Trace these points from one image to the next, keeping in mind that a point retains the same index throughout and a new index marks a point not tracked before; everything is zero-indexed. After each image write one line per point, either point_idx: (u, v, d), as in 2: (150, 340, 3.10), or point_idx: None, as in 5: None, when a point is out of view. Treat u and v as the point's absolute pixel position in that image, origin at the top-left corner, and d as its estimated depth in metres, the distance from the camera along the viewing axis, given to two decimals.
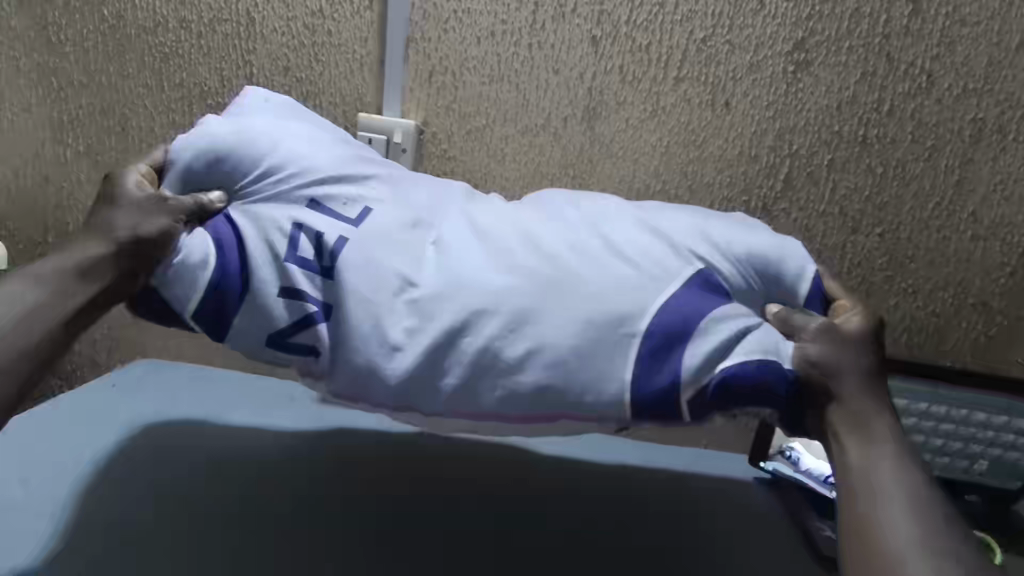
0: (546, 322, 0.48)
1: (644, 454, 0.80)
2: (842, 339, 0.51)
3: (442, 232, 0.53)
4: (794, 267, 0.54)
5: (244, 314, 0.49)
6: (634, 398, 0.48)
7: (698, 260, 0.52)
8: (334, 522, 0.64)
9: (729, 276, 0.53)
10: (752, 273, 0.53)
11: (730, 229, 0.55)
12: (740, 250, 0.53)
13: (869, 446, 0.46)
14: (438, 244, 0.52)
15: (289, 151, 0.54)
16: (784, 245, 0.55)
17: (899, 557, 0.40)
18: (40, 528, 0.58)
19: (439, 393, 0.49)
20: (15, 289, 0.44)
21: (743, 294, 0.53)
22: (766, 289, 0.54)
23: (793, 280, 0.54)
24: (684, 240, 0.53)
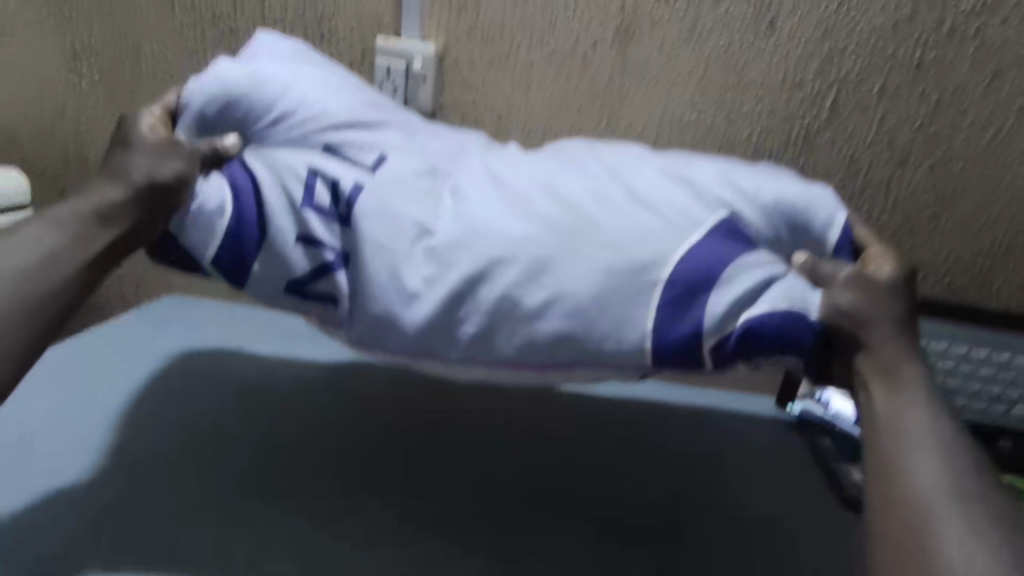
0: (566, 271, 0.47)
1: (658, 392, 0.82)
2: (873, 287, 0.49)
3: (459, 180, 0.51)
4: (824, 215, 0.52)
5: (262, 262, 0.48)
6: (655, 345, 0.46)
7: (725, 208, 0.50)
8: (353, 458, 0.64)
9: (757, 224, 0.50)
10: (782, 222, 0.51)
11: (759, 177, 0.52)
12: (770, 198, 0.51)
13: (898, 394, 0.45)
14: (455, 192, 0.51)
15: (300, 94, 0.52)
16: (815, 192, 0.52)
17: (926, 502, 0.39)
18: (78, 454, 0.60)
19: (456, 341, 0.48)
20: (33, 235, 0.44)
21: (771, 244, 0.51)
22: (794, 238, 0.52)
23: (822, 228, 0.52)
24: (709, 187, 0.51)
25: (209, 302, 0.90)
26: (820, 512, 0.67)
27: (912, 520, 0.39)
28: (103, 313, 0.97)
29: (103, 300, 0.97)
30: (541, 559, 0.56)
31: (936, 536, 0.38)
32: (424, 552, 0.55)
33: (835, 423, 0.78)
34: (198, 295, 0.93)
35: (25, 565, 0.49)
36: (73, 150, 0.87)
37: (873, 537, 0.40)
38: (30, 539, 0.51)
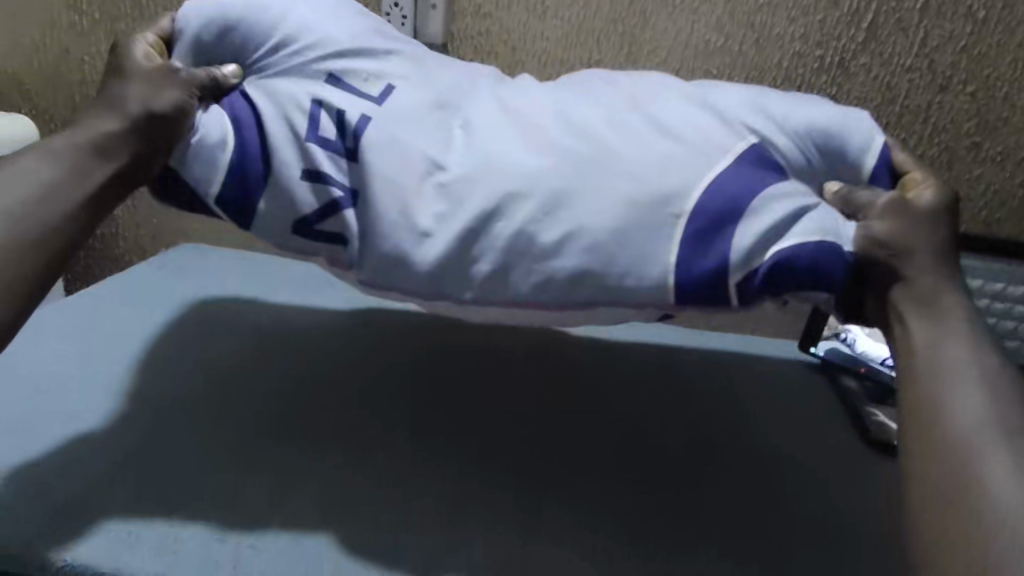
0: (583, 205, 0.44)
1: (676, 337, 0.81)
2: (914, 213, 0.46)
3: (470, 114, 0.49)
4: (860, 139, 0.48)
5: (268, 200, 0.47)
6: (678, 280, 0.44)
7: (753, 134, 0.47)
8: (371, 397, 0.64)
9: (787, 151, 0.47)
10: (814, 148, 0.48)
11: (790, 101, 0.49)
12: (801, 122, 0.47)
13: (937, 325, 0.43)
14: (466, 126, 0.48)
15: (300, 18, 0.49)
16: (851, 115, 0.49)
17: (968, 435, 0.38)
18: (99, 398, 0.61)
19: (470, 281, 0.46)
20: (30, 167, 0.43)
21: (802, 173, 0.48)
22: (829, 166, 0.48)
23: (859, 154, 0.48)
24: (736, 113, 0.47)
25: (224, 250, 0.90)
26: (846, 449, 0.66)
27: (955, 456, 0.37)
28: (121, 263, 0.97)
29: (118, 248, 0.96)
30: (560, 494, 0.55)
31: (979, 471, 0.36)
32: (442, 488, 0.55)
33: (861, 360, 0.78)
34: (213, 242, 0.93)
35: (51, 507, 0.50)
36: (78, 95, 0.85)
37: (911, 474, 0.39)
38: (53, 483, 0.52)
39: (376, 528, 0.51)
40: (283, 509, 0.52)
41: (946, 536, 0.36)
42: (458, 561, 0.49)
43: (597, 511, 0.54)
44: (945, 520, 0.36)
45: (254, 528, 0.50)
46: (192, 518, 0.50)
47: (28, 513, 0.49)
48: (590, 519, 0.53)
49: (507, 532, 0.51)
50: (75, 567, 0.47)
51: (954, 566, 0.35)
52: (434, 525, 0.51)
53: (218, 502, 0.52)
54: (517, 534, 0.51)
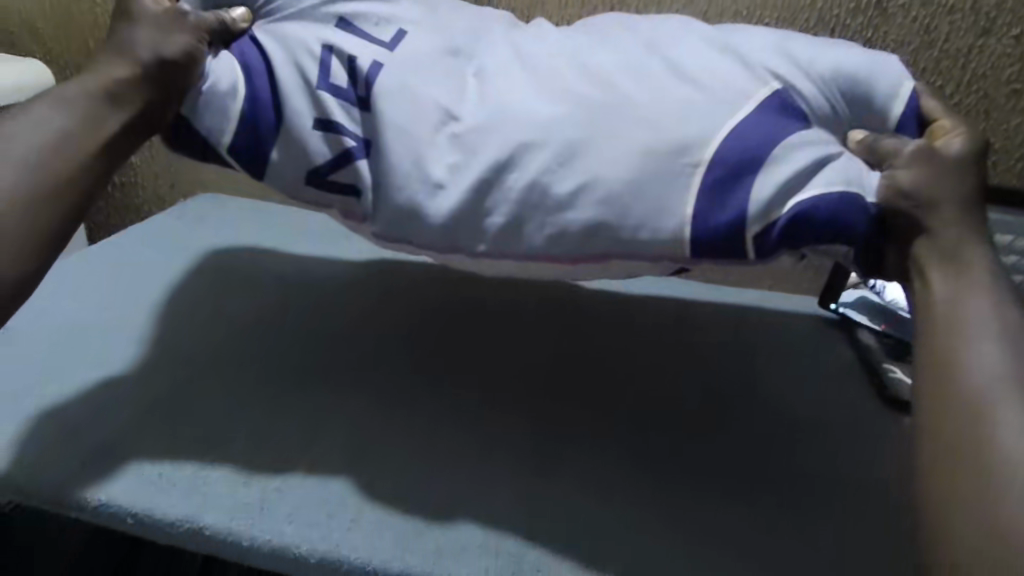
0: (599, 154, 0.43)
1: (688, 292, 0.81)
2: (939, 160, 0.44)
3: (484, 62, 0.48)
4: (888, 85, 0.46)
5: (280, 149, 0.46)
6: (694, 233, 0.43)
7: (776, 79, 0.45)
8: (388, 346, 0.65)
9: (812, 99, 0.45)
10: (840, 95, 0.46)
11: (814, 45, 0.47)
12: (827, 67, 0.45)
13: (959, 279, 0.41)
14: (479, 74, 0.48)
15: None
16: (880, 59, 0.47)
17: (987, 392, 0.37)
18: (125, 345, 0.62)
19: (483, 234, 0.45)
20: (44, 116, 0.43)
21: (828, 122, 0.46)
22: (854, 113, 0.47)
23: (885, 101, 0.46)
24: (758, 57, 0.46)
25: (241, 201, 0.90)
26: (863, 405, 0.65)
27: (974, 413, 0.37)
28: (142, 213, 0.98)
29: (137, 199, 0.97)
30: (575, 442, 0.56)
31: (1001, 429, 0.36)
32: (458, 435, 0.56)
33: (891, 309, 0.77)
34: (231, 192, 0.93)
35: (83, 450, 0.52)
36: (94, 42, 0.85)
37: (924, 432, 0.38)
38: (82, 427, 0.53)
39: (394, 472, 0.52)
40: (305, 453, 0.53)
41: (956, 491, 0.36)
42: (474, 507, 0.50)
43: (611, 459, 0.55)
44: (956, 479, 0.36)
45: (277, 472, 0.52)
46: (219, 462, 0.52)
47: (61, 457, 0.51)
48: (603, 467, 0.54)
49: (522, 477, 0.52)
50: (109, 507, 0.49)
51: (965, 526, 0.35)
52: (451, 470, 0.53)
53: (244, 446, 0.53)
54: (531, 480, 0.52)
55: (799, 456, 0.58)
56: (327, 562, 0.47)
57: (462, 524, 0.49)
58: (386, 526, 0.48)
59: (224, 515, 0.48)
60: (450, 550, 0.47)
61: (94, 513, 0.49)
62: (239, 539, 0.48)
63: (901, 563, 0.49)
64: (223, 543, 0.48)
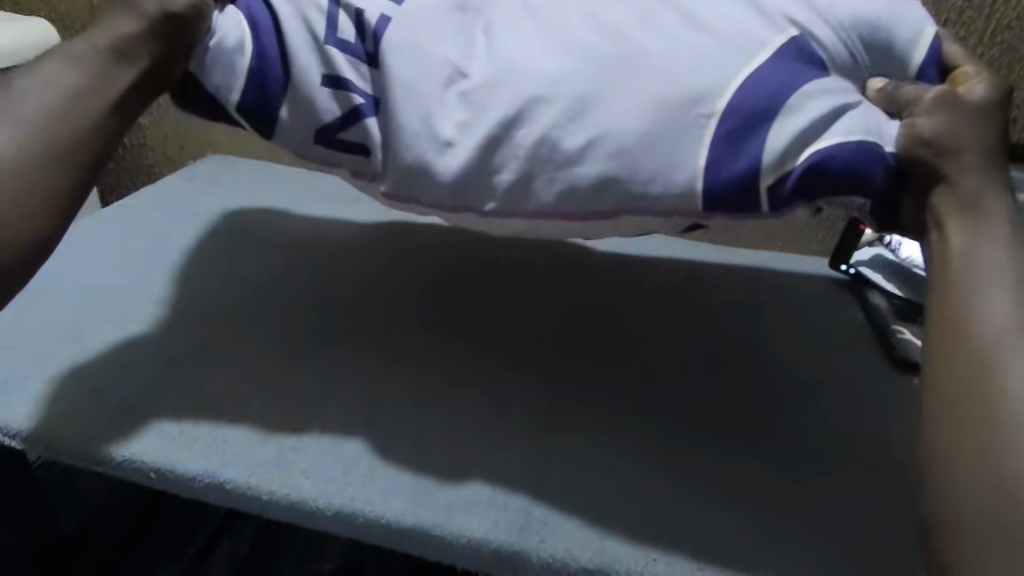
0: (609, 107, 0.43)
1: (696, 251, 0.81)
2: (959, 107, 0.43)
3: (491, 18, 0.48)
4: (908, 31, 0.47)
5: (290, 108, 0.46)
6: (706, 186, 0.42)
7: (794, 26, 0.44)
8: (400, 305, 0.66)
9: (830, 46, 0.44)
10: (860, 42, 0.45)
11: None
12: (846, 14, 0.45)
13: (977, 230, 0.41)
14: (488, 30, 0.47)
15: None
16: (899, 8, 0.47)
17: (1000, 346, 0.37)
18: (144, 305, 0.63)
19: (493, 191, 0.44)
20: (56, 73, 0.43)
21: (847, 70, 0.45)
22: (875, 61, 0.46)
23: (906, 47, 0.47)
24: (774, 4, 0.45)
25: (251, 163, 0.90)
26: (874, 365, 0.65)
27: (985, 369, 0.37)
28: (152, 174, 0.99)
29: (146, 161, 0.97)
30: (586, 399, 0.57)
31: (1010, 384, 0.36)
32: (470, 393, 0.57)
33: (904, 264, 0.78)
34: (241, 154, 0.94)
35: (106, 408, 0.53)
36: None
37: (933, 386, 0.38)
38: (106, 384, 0.55)
39: (408, 429, 0.53)
40: (320, 411, 0.54)
41: (966, 442, 0.36)
42: (484, 464, 0.51)
43: (620, 417, 0.55)
44: (964, 436, 0.36)
45: (293, 431, 0.53)
46: (237, 421, 0.53)
47: (86, 414, 0.52)
48: (614, 423, 0.55)
49: (533, 432, 0.53)
50: (134, 462, 0.50)
51: (972, 482, 0.35)
52: (464, 427, 0.53)
53: (262, 404, 0.55)
54: (539, 437, 0.53)
55: (808, 414, 0.58)
56: (343, 513, 0.48)
57: (472, 483, 0.50)
58: (399, 483, 0.49)
59: (245, 469, 0.50)
60: (460, 506, 0.48)
61: (120, 468, 0.51)
62: (259, 493, 0.49)
63: (906, 519, 0.50)
64: (243, 497, 0.49)
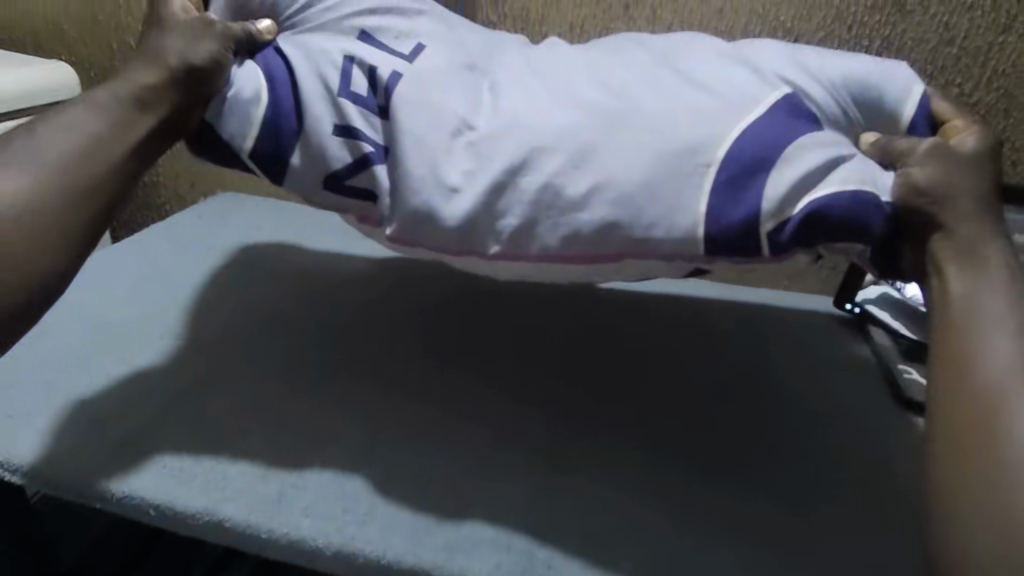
0: (611, 156, 0.44)
1: (698, 290, 0.81)
2: (952, 156, 0.44)
3: (496, 78, 0.50)
4: (897, 89, 0.48)
5: (300, 156, 0.47)
6: (708, 231, 0.42)
7: (788, 85, 0.46)
8: (404, 342, 0.66)
9: (823, 103, 0.46)
10: (852, 101, 0.47)
11: (822, 53, 0.48)
12: (837, 75, 0.47)
13: (976, 275, 0.41)
14: (494, 89, 0.49)
15: None
16: (889, 68, 0.48)
17: (1005, 389, 0.37)
18: (150, 340, 0.64)
19: (496, 235, 0.45)
20: (77, 118, 0.44)
21: (838, 125, 0.47)
22: (867, 120, 0.48)
23: (896, 105, 0.48)
24: (769, 65, 0.47)
25: (259, 200, 0.91)
26: (879, 404, 0.65)
27: (991, 412, 0.37)
28: (162, 211, 1.00)
29: (157, 198, 0.99)
30: (590, 437, 0.57)
31: (1016, 426, 0.36)
32: (472, 430, 0.57)
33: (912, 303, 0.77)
34: (250, 191, 0.95)
35: (108, 441, 0.53)
36: (131, 35, 0.90)
37: (940, 432, 0.38)
38: (111, 418, 0.55)
39: (409, 467, 0.53)
40: (321, 446, 0.54)
41: (972, 487, 0.36)
42: (487, 504, 0.51)
43: (624, 457, 0.55)
44: (973, 482, 0.36)
45: (294, 468, 0.52)
46: (238, 457, 0.53)
47: (88, 448, 0.53)
48: (617, 461, 0.55)
49: (537, 471, 0.53)
50: (133, 498, 0.50)
51: (985, 530, 0.35)
52: (466, 467, 0.53)
53: (264, 440, 0.54)
54: (540, 477, 0.53)
55: (813, 454, 0.58)
56: (342, 554, 0.48)
57: (472, 522, 0.49)
58: (399, 521, 0.49)
59: (245, 506, 0.50)
60: (461, 546, 0.48)
61: (119, 504, 0.50)
62: (257, 531, 0.49)
63: (915, 563, 0.49)
64: (242, 535, 0.49)
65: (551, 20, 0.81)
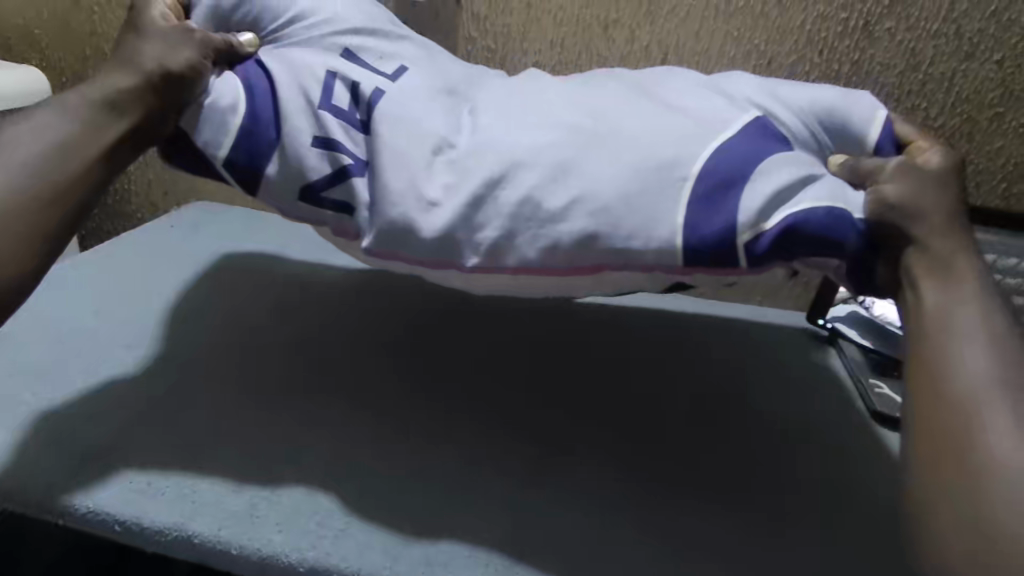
0: (590, 171, 0.44)
1: (674, 305, 0.82)
2: (920, 173, 0.46)
3: (477, 103, 0.50)
4: (864, 113, 0.50)
5: (277, 166, 0.46)
6: (686, 243, 0.43)
7: (757, 109, 0.48)
8: (383, 356, 0.66)
9: (792, 126, 0.49)
10: (820, 124, 0.49)
11: (791, 84, 0.51)
12: (805, 100, 0.49)
13: (948, 289, 0.42)
14: (474, 111, 0.49)
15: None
16: (854, 96, 0.50)
17: (976, 397, 0.38)
18: (119, 349, 0.62)
19: (475, 248, 0.45)
20: (47, 120, 0.43)
21: (808, 148, 0.49)
22: (837, 142, 0.50)
23: (863, 127, 0.49)
24: (741, 92, 0.49)
25: (234, 210, 0.90)
26: (852, 416, 0.66)
27: (964, 421, 0.38)
28: (133, 219, 0.98)
29: (127, 206, 0.97)
30: (570, 452, 0.57)
31: (989, 434, 0.37)
32: (451, 447, 0.56)
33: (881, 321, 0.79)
34: (225, 201, 0.94)
35: (73, 455, 0.52)
36: (105, 43, 0.89)
37: (918, 445, 0.39)
38: (76, 429, 0.53)
39: (385, 482, 0.52)
40: (297, 460, 0.53)
41: (942, 493, 0.37)
42: (465, 520, 0.50)
43: (603, 472, 0.55)
44: (949, 491, 0.36)
45: (268, 482, 0.51)
46: (209, 471, 0.52)
47: (52, 461, 0.51)
48: (596, 476, 0.55)
49: (518, 490, 0.53)
50: (98, 514, 0.48)
51: (964, 540, 0.35)
52: (444, 483, 0.53)
53: (237, 454, 0.53)
54: (519, 492, 0.53)
55: (788, 467, 0.58)
56: (317, 570, 0.47)
57: (451, 538, 0.49)
58: (377, 537, 0.48)
59: (215, 522, 0.48)
60: (440, 562, 0.47)
61: (82, 520, 0.49)
62: (228, 547, 0.47)
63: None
64: (212, 551, 0.48)
65: (532, 38, 0.82)
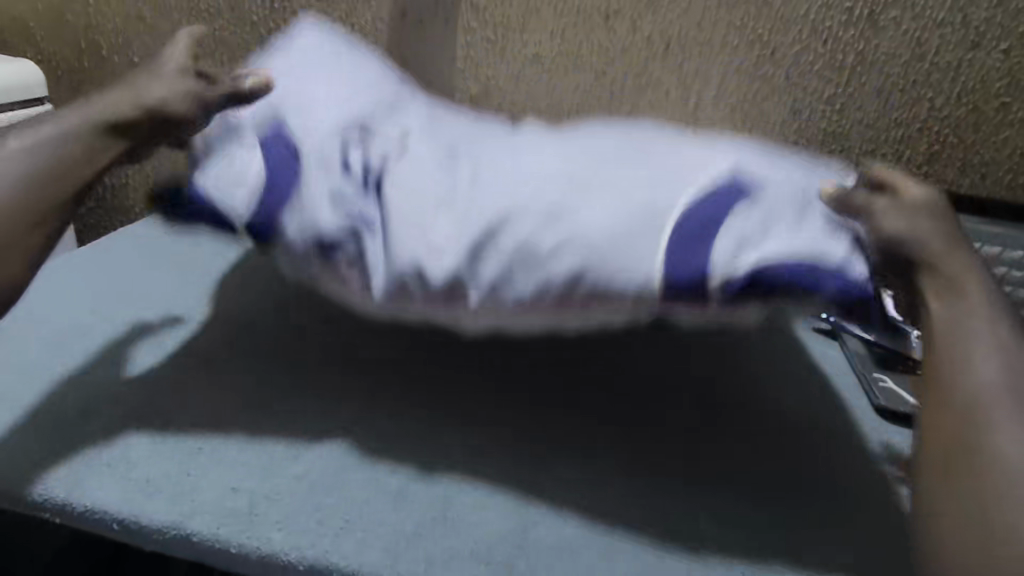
0: (581, 219, 0.44)
1: None
2: (909, 206, 0.45)
3: (475, 153, 0.50)
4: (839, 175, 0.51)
5: (294, 220, 0.46)
6: (664, 282, 0.42)
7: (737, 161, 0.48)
8: (383, 351, 0.65)
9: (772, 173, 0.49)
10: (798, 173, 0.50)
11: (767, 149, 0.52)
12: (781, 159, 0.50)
13: (959, 304, 0.41)
14: (473, 160, 0.49)
15: (319, 85, 0.54)
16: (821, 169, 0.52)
17: (988, 402, 0.38)
18: (116, 347, 0.62)
19: (478, 295, 0.44)
20: (49, 131, 0.46)
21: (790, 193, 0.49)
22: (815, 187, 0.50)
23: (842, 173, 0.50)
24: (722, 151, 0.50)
25: None
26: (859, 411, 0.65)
27: (977, 427, 0.37)
28: (131, 213, 0.98)
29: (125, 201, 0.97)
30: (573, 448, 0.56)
31: (998, 436, 0.37)
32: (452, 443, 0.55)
33: None
34: None
35: (73, 450, 0.51)
36: (101, 36, 0.88)
37: (928, 455, 0.39)
38: (74, 427, 0.53)
39: (385, 481, 0.52)
40: (298, 457, 0.53)
41: (952, 494, 0.37)
42: (466, 517, 0.49)
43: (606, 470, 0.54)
44: (958, 495, 0.36)
45: (267, 480, 0.51)
46: (207, 470, 0.51)
47: (49, 460, 0.51)
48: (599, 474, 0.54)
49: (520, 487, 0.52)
50: (96, 512, 0.48)
51: (972, 545, 0.35)
52: (446, 480, 0.52)
53: (235, 454, 0.53)
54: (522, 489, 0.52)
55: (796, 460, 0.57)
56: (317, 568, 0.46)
57: (452, 536, 0.48)
58: (374, 534, 0.47)
59: (214, 520, 0.48)
60: (440, 558, 0.46)
61: (82, 519, 0.48)
62: (227, 545, 0.47)
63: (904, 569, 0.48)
64: (210, 549, 0.47)
65: (531, 29, 0.81)
